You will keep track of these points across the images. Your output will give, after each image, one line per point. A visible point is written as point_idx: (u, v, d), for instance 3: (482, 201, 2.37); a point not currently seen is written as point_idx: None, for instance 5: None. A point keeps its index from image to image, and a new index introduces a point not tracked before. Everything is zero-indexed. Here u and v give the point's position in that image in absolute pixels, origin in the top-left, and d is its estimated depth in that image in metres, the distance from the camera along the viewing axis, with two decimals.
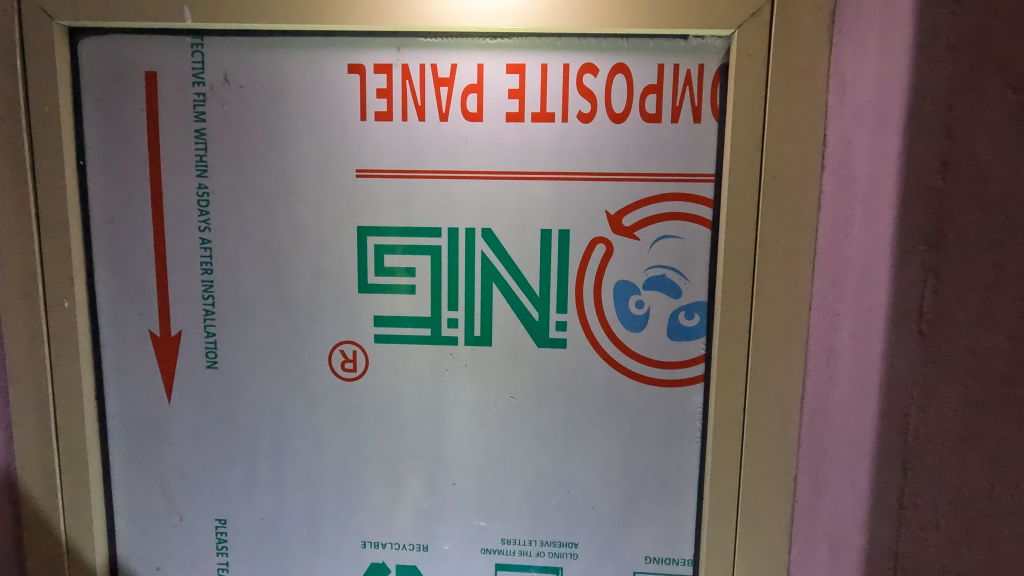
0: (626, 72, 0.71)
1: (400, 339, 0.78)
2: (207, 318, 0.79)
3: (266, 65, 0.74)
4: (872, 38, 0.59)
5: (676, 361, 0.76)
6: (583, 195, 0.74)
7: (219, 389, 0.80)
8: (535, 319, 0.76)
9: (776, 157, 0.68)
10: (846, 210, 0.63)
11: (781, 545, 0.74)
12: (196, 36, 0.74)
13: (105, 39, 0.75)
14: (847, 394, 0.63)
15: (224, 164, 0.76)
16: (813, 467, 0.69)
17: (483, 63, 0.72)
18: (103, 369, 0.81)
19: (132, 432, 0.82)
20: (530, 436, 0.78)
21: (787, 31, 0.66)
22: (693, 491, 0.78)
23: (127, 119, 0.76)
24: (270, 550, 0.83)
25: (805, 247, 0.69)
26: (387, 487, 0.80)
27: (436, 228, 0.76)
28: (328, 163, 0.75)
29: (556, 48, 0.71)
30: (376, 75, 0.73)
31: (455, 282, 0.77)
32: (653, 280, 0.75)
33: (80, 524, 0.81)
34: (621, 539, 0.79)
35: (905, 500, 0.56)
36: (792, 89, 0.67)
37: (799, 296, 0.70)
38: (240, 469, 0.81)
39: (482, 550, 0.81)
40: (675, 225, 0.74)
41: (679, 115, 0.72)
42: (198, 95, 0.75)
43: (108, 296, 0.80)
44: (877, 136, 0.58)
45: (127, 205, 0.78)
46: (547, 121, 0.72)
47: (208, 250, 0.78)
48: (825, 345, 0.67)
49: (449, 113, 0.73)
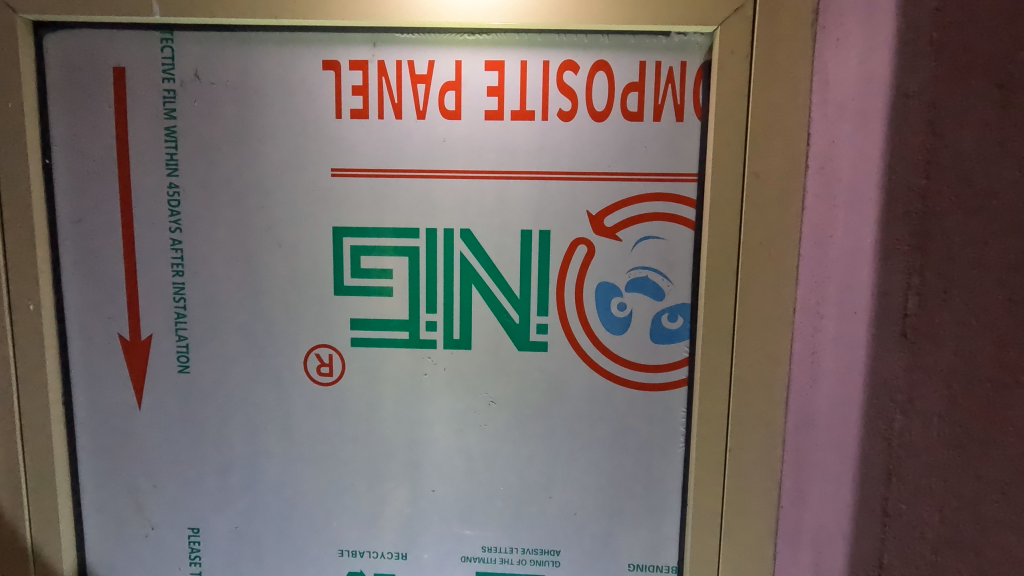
0: (607, 70, 0.70)
1: (378, 342, 0.76)
2: (179, 322, 0.77)
3: (238, 60, 0.72)
4: (854, 34, 0.58)
5: (660, 365, 0.74)
6: (564, 195, 0.72)
7: (191, 395, 0.78)
8: (516, 322, 0.75)
9: (759, 157, 0.67)
10: (829, 210, 0.62)
11: (767, 551, 0.73)
12: (166, 31, 0.72)
13: (71, 34, 0.73)
14: (830, 397, 0.62)
15: (195, 164, 0.74)
16: (797, 472, 0.68)
17: (461, 60, 0.70)
18: (71, 374, 0.79)
19: (101, 439, 0.79)
20: (510, 441, 0.76)
21: (770, 29, 0.65)
22: (677, 497, 0.76)
23: (95, 116, 0.74)
24: (245, 559, 0.80)
25: (789, 247, 0.68)
26: (364, 495, 0.78)
27: (414, 229, 0.74)
28: (302, 162, 0.73)
29: (536, 45, 0.70)
30: (352, 71, 0.71)
31: (433, 284, 0.75)
32: (635, 282, 0.73)
33: (47, 534, 0.78)
34: (603, 546, 0.77)
35: (889, 507, 0.55)
36: (776, 88, 0.66)
37: (783, 298, 0.68)
38: (213, 476, 0.79)
39: (463, 558, 0.79)
40: (658, 226, 0.72)
41: (661, 113, 0.70)
42: (167, 91, 0.73)
43: (75, 298, 0.77)
44: (859, 134, 0.57)
45: (95, 205, 0.75)
46: (527, 120, 0.71)
47: (179, 251, 0.75)
48: (809, 349, 0.65)
49: (427, 111, 0.71)
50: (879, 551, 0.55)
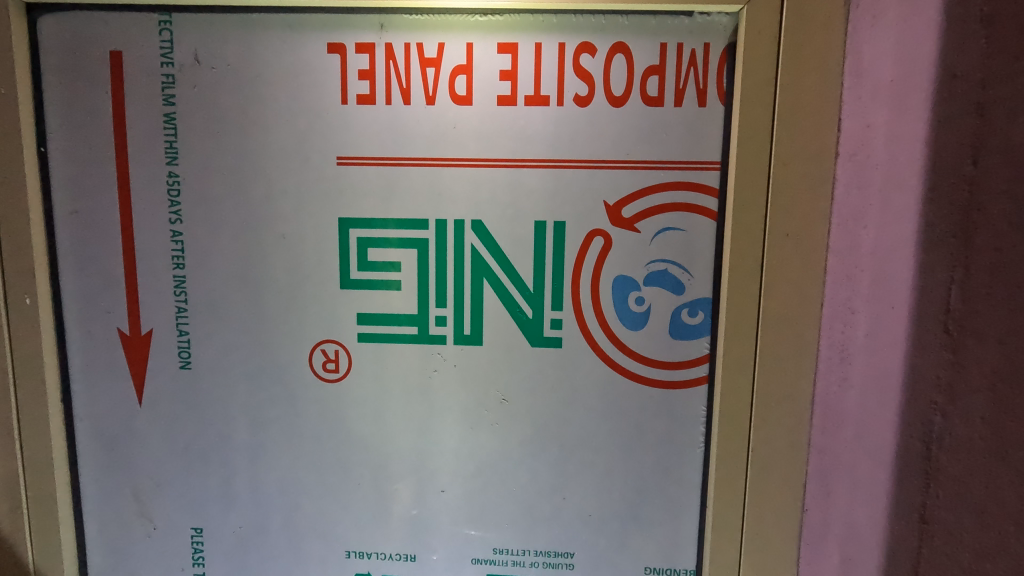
0: (626, 52, 0.67)
1: (386, 338, 0.73)
2: (180, 317, 0.74)
3: (239, 45, 0.69)
4: (892, 15, 0.55)
5: (679, 362, 0.71)
6: (580, 184, 0.69)
7: (193, 391, 0.75)
8: (529, 317, 0.72)
9: (788, 144, 0.63)
10: (862, 201, 0.59)
11: (790, 554, 0.70)
12: (164, 12, 0.69)
13: (65, 16, 0.70)
14: (862, 396, 0.59)
15: (195, 152, 0.71)
16: (825, 472, 0.65)
17: (473, 43, 0.67)
18: (70, 371, 0.76)
19: (100, 437, 0.77)
20: (523, 440, 0.74)
21: (801, 6, 0.61)
22: (697, 498, 0.73)
23: (91, 102, 0.71)
24: (249, 560, 0.78)
25: (817, 237, 0.64)
26: (372, 495, 0.76)
27: (424, 220, 0.71)
28: (308, 150, 0.70)
29: (551, 27, 0.66)
30: (358, 55, 0.68)
31: (443, 278, 0.72)
32: (654, 276, 0.70)
33: (46, 535, 0.76)
34: (619, 549, 0.75)
35: (927, 513, 0.52)
36: (806, 71, 0.62)
37: (811, 291, 0.65)
38: (216, 475, 0.76)
39: (473, 560, 0.76)
40: (678, 217, 0.69)
41: (682, 98, 0.67)
42: (166, 76, 0.70)
43: (73, 292, 0.75)
44: (898, 122, 0.54)
45: (92, 195, 0.73)
46: (541, 105, 0.68)
47: (179, 243, 0.73)
48: (840, 344, 0.63)
49: (437, 96, 0.68)
50: (915, 556, 0.53)
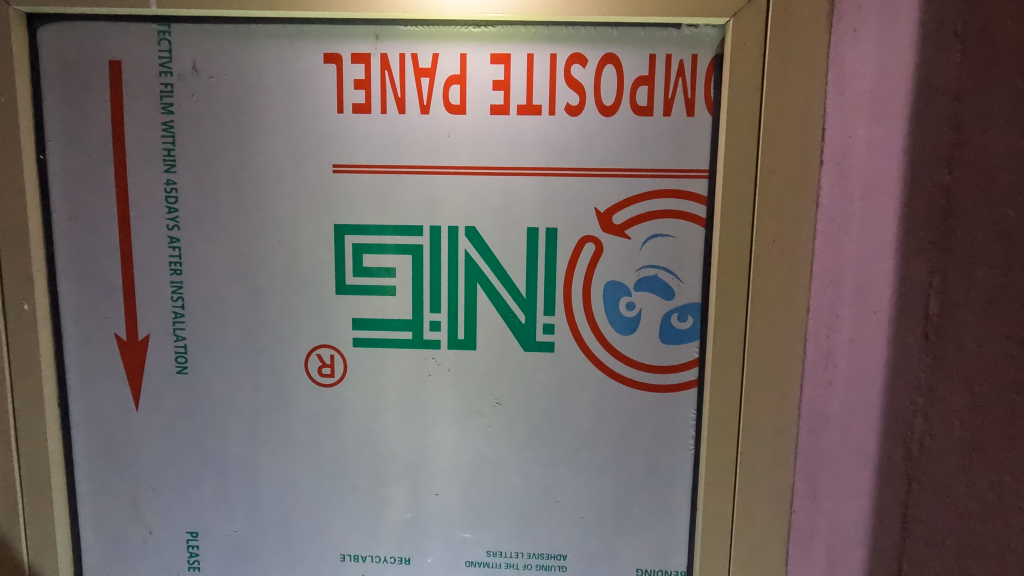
0: (616, 63, 0.68)
1: (380, 342, 0.74)
2: (176, 321, 0.75)
3: (236, 55, 0.70)
4: (872, 29, 0.57)
5: (668, 365, 0.73)
6: (572, 191, 0.70)
7: (189, 396, 0.76)
8: (522, 322, 0.73)
9: (772, 152, 0.65)
10: (845, 208, 0.61)
11: (778, 555, 0.71)
12: (162, 23, 0.70)
13: (64, 27, 0.71)
14: (846, 399, 0.60)
15: (192, 160, 0.72)
16: (811, 474, 0.66)
17: (466, 54, 0.69)
18: (67, 375, 0.77)
19: (96, 441, 0.77)
20: (516, 444, 0.75)
21: (785, 19, 0.63)
22: (687, 500, 0.74)
23: (91, 110, 0.72)
24: (245, 563, 0.79)
25: (802, 243, 0.66)
26: (367, 498, 0.77)
27: (418, 226, 0.72)
28: (304, 158, 0.71)
29: (544, 38, 0.68)
30: (353, 65, 0.70)
31: (437, 284, 0.73)
32: (644, 281, 0.72)
33: (42, 539, 0.77)
34: (611, 551, 0.76)
35: (910, 513, 0.54)
36: (790, 80, 0.64)
37: (796, 295, 0.67)
38: (212, 479, 0.77)
39: (467, 563, 0.77)
40: (667, 224, 0.70)
41: (671, 108, 0.68)
42: (164, 85, 0.71)
43: (70, 297, 0.75)
44: (878, 131, 0.56)
45: (91, 202, 0.74)
46: (534, 114, 0.69)
47: (176, 249, 0.74)
48: (825, 346, 0.64)
49: (431, 106, 0.70)
50: (898, 555, 0.54)
